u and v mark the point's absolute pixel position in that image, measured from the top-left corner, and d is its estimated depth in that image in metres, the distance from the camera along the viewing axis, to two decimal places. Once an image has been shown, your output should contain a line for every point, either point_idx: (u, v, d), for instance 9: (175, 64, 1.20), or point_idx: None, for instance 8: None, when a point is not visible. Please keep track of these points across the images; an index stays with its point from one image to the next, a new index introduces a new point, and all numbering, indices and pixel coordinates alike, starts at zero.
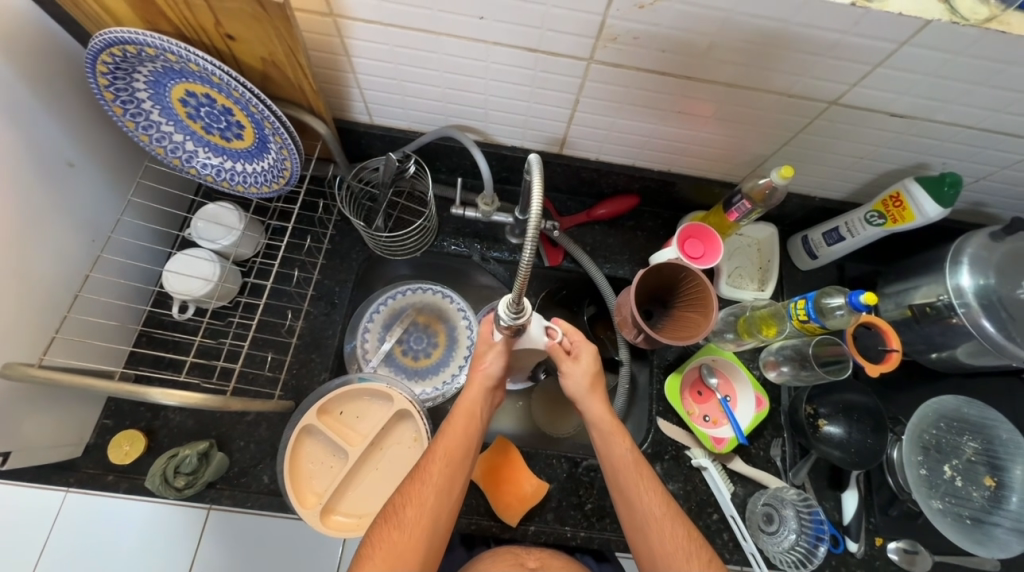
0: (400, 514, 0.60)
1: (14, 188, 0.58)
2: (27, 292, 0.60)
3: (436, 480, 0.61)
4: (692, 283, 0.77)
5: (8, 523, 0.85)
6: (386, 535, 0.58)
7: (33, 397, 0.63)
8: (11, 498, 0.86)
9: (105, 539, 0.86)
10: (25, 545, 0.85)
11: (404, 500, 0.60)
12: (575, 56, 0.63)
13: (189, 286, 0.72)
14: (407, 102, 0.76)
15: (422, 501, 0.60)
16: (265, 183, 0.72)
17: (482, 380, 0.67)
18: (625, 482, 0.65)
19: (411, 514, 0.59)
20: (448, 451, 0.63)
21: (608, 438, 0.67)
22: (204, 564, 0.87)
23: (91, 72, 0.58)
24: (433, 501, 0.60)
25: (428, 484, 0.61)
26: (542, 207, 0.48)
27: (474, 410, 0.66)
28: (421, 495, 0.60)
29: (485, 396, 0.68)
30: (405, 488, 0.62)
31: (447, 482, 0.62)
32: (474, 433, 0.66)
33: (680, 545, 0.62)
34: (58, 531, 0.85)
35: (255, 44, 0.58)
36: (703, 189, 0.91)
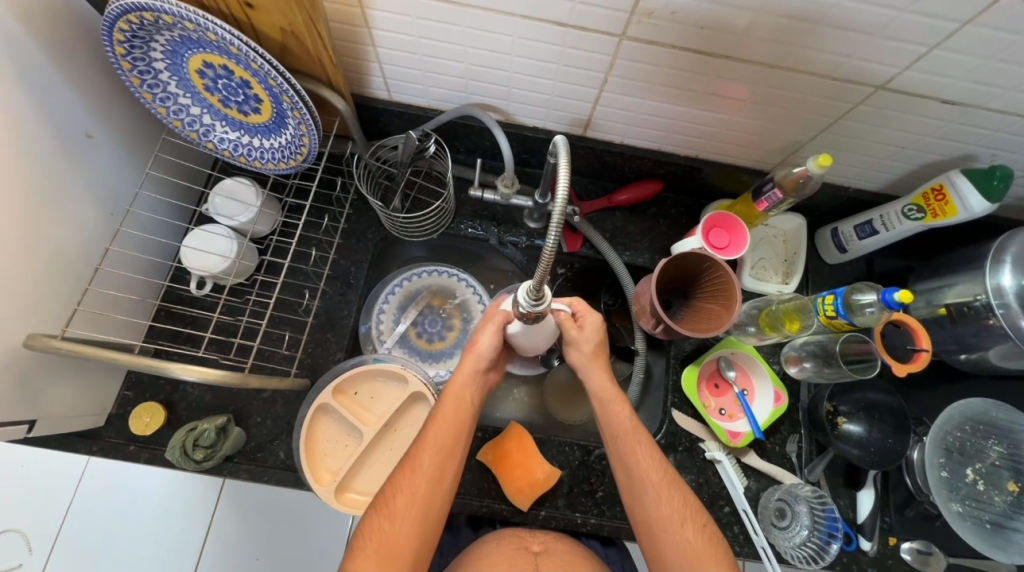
0: (392, 503, 0.60)
1: (34, 158, 0.57)
2: (49, 264, 0.61)
3: (427, 466, 0.61)
4: (712, 274, 0.75)
5: (36, 484, 0.89)
6: (378, 523, 0.59)
7: (57, 367, 0.64)
8: (39, 461, 0.89)
9: (128, 503, 0.89)
10: (53, 505, 0.88)
11: (394, 489, 0.60)
12: (606, 32, 0.60)
13: (207, 262, 0.72)
14: (428, 78, 0.73)
15: (412, 488, 0.60)
16: (282, 160, 0.71)
17: (472, 363, 0.66)
18: (624, 450, 0.64)
19: (402, 501, 0.60)
20: (438, 438, 0.63)
21: (607, 406, 0.66)
22: (221, 532, 0.90)
23: (107, 39, 0.56)
24: (424, 490, 0.60)
25: (420, 472, 0.61)
26: (567, 193, 0.45)
27: (464, 395, 0.65)
28: (412, 483, 0.60)
29: (472, 377, 0.66)
30: (397, 478, 0.61)
31: (438, 469, 0.62)
32: (464, 418, 0.65)
33: (677, 510, 0.61)
34: (84, 494, 0.89)
35: (273, 13, 0.55)
36: (731, 176, 0.87)
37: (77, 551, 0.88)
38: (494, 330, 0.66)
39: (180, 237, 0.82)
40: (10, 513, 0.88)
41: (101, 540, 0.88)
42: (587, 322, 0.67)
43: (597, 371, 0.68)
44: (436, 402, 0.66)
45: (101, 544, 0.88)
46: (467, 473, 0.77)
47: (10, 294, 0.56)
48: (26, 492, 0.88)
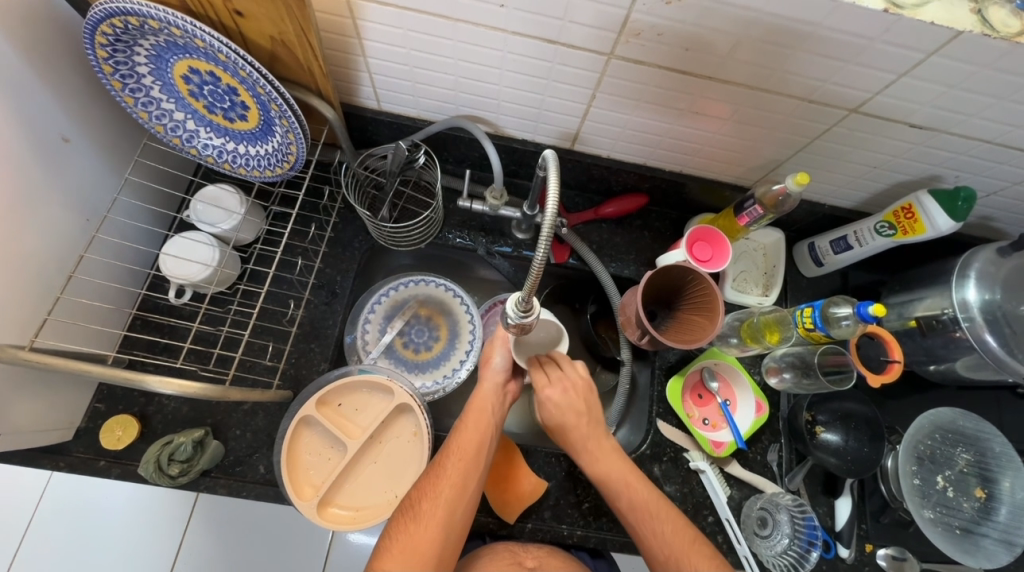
0: (417, 506, 0.60)
1: (4, 160, 0.55)
2: (17, 272, 0.58)
3: (452, 475, 0.62)
4: (698, 286, 0.76)
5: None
6: (404, 527, 0.59)
7: (23, 380, 0.61)
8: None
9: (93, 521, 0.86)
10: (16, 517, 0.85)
11: (419, 495, 0.61)
12: (595, 50, 0.62)
13: (188, 270, 0.70)
14: (418, 89, 0.74)
15: (438, 493, 0.61)
16: (268, 167, 0.70)
17: (496, 377, 0.68)
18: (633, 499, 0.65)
19: (426, 506, 0.60)
20: (463, 447, 0.64)
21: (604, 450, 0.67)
22: (190, 552, 0.86)
23: (89, 42, 0.55)
24: (449, 496, 0.61)
25: (447, 478, 0.62)
26: (557, 206, 0.47)
27: (487, 406, 0.67)
28: (438, 489, 0.61)
29: (494, 393, 0.68)
30: (421, 484, 0.62)
31: (461, 477, 0.62)
32: (488, 429, 0.66)
33: (693, 564, 0.60)
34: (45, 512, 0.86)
35: (264, 22, 0.55)
36: (714, 191, 0.90)
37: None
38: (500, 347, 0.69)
39: (160, 244, 0.80)
40: None
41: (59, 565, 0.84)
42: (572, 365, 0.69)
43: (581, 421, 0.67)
44: (460, 415, 0.68)
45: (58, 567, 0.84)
46: None
47: None
48: None
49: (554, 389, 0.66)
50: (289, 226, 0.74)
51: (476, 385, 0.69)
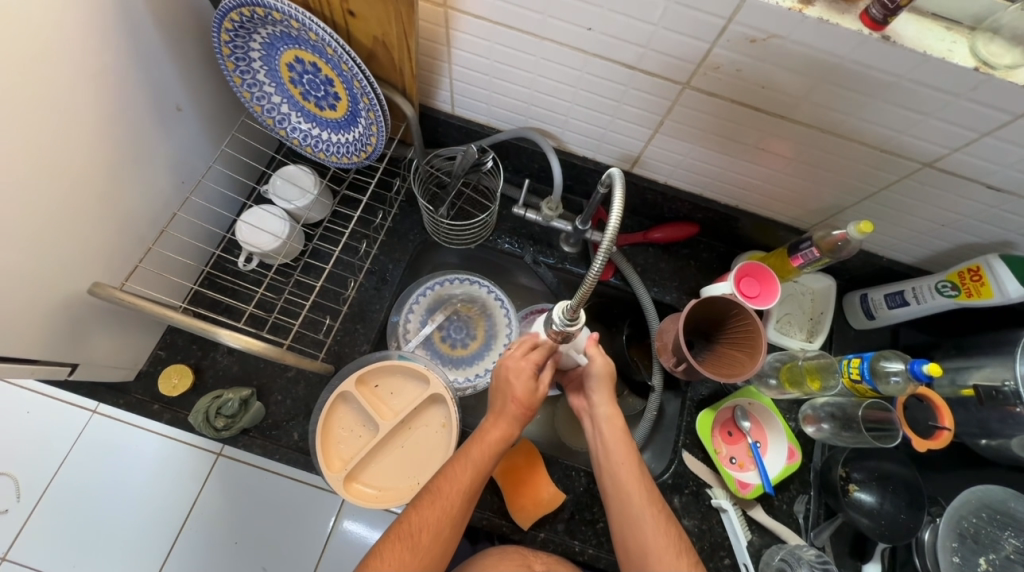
0: (414, 533, 0.60)
1: (128, 122, 0.62)
2: (119, 221, 0.64)
3: (453, 508, 0.61)
4: (739, 320, 0.77)
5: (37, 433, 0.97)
6: (397, 551, 0.59)
7: (105, 319, 0.67)
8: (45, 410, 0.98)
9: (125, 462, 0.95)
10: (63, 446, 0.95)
11: (419, 526, 0.60)
12: (671, 79, 0.64)
13: (259, 240, 0.76)
14: (493, 98, 0.78)
15: (437, 524, 0.60)
16: (346, 155, 0.75)
17: (517, 406, 0.65)
18: (647, 533, 0.61)
19: (423, 532, 0.60)
20: (469, 481, 0.62)
21: (614, 459, 0.65)
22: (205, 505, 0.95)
23: (218, 25, 0.62)
24: (445, 524, 0.60)
25: (447, 510, 0.61)
26: (618, 224, 0.50)
27: (501, 436, 0.65)
28: (438, 519, 0.60)
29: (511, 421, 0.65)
30: (420, 508, 0.61)
31: (461, 510, 0.62)
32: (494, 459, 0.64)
33: None
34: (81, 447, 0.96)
35: (372, 23, 0.60)
36: (767, 230, 0.90)
37: (61, 503, 0.94)
38: (528, 370, 0.66)
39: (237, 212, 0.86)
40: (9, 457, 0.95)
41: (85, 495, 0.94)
42: (597, 354, 0.68)
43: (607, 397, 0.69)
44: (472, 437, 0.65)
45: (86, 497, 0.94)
46: None
47: (82, 242, 0.60)
48: (28, 441, 0.96)
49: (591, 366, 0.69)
50: (357, 213, 0.79)
51: (493, 412, 0.66)
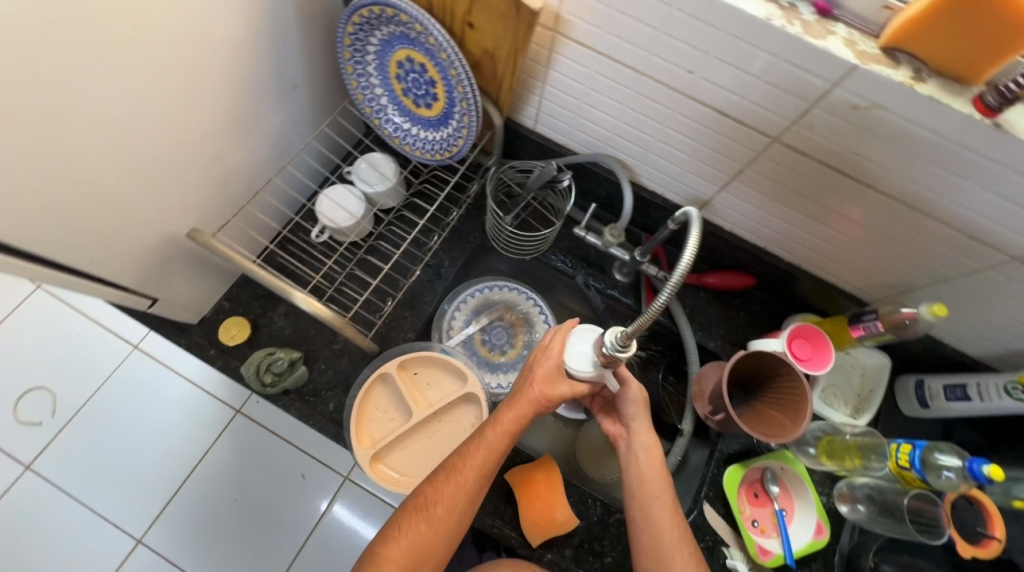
0: (431, 508, 0.62)
1: (248, 89, 0.68)
2: (217, 174, 0.70)
3: (466, 485, 0.63)
4: (786, 383, 0.76)
5: (93, 362, 1.40)
6: (415, 523, 0.62)
7: (185, 261, 0.72)
8: (109, 351, 1.42)
9: (154, 400, 1.38)
10: (109, 372, 1.39)
11: (434, 498, 0.62)
12: (760, 131, 0.65)
13: (335, 215, 0.81)
14: (577, 121, 0.81)
15: (451, 502, 0.62)
16: (430, 152, 0.79)
17: (538, 393, 0.66)
18: (670, 556, 0.63)
19: (439, 508, 0.62)
20: (484, 461, 0.64)
21: (649, 490, 0.67)
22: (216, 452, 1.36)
23: (348, 18, 0.67)
24: (461, 504, 0.62)
25: (461, 487, 0.63)
26: (687, 265, 0.54)
27: (518, 424, 0.66)
28: (453, 495, 0.62)
29: (530, 410, 0.66)
30: (436, 483, 0.63)
31: (475, 490, 0.63)
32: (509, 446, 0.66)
33: None
34: (117, 375, 1.40)
35: (487, 36, 0.63)
36: (827, 295, 0.88)
37: (100, 416, 1.36)
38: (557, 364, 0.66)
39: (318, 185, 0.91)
40: (80, 379, 1.39)
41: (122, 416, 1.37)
42: (632, 380, 0.69)
43: (644, 423, 0.70)
44: (488, 423, 0.66)
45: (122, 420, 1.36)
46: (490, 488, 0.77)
47: (180, 187, 0.65)
48: (88, 369, 1.40)
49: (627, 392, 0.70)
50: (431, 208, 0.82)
51: (512, 395, 0.67)
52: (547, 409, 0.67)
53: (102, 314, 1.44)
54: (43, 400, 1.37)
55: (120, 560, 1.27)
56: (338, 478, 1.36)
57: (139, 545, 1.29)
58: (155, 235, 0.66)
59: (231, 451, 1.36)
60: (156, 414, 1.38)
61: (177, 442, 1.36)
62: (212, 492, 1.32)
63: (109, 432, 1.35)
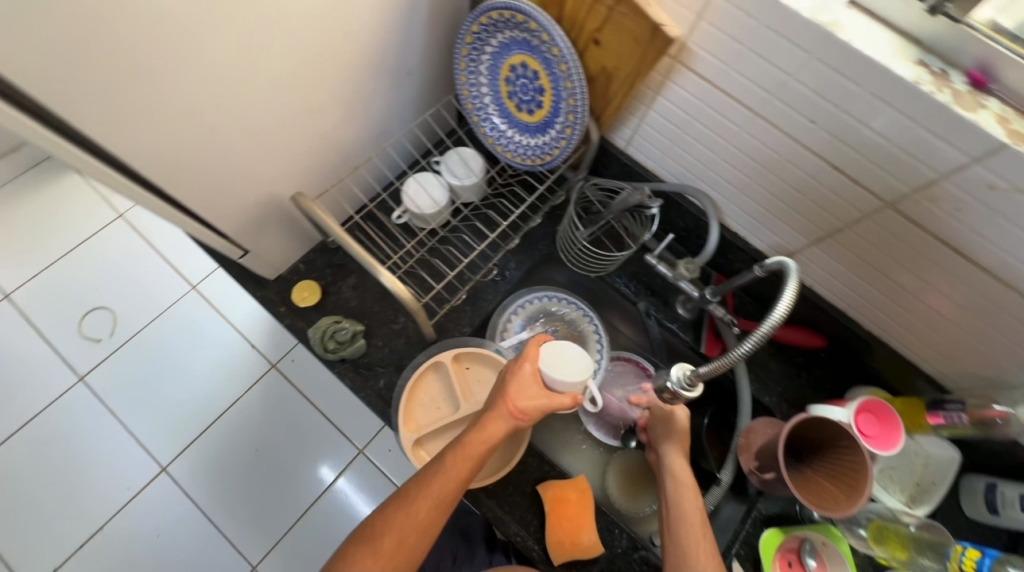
0: (377, 541, 0.56)
1: (370, 69, 0.71)
2: (323, 144, 0.74)
3: (420, 515, 0.57)
4: (846, 458, 0.71)
5: (156, 292, 1.50)
6: (359, 556, 0.56)
7: (279, 220, 0.76)
8: (172, 286, 1.51)
9: (202, 338, 1.47)
10: (167, 303, 1.49)
11: (385, 528, 0.57)
12: (873, 193, 0.62)
13: (418, 200, 0.83)
14: (672, 150, 0.80)
15: (399, 536, 0.56)
16: (522, 156, 0.80)
17: (508, 411, 0.61)
18: None
19: (387, 541, 0.56)
20: (441, 490, 0.58)
21: (681, 512, 0.67)
22: (248, 399, 1.43)
23: (475, 17, 0.69)
24: (411, 539, 0.56)
25: (416, 518, 0.57)
26: (783, 315, 0.54)
27: (481, 450, 0.60)
28: (402, 528, 0.57)
29: (499, 433, 0.61)
30: (387, 514, 0.58)
31: (431, 520, 0.58)
32: (468, 477, 0.59)
33: None
34: (175, 308, 1.49)
35: (610, 55, 0.63)
36: (902, 373, 0.83)
37: (153, 344, 1.46)
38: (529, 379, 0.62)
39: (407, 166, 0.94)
40: (141, 306, 1.49)
41: (172, 347, 1.46)
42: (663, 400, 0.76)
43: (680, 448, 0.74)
44: (448, 448, 0.61)
45: (172, 351, 1.45)
46: (519, 496, 0.78)
47: (292, 151, 0.70)
48: (150, 299, 1.49)
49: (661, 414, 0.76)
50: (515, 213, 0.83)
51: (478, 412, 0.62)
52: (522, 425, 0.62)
53: (172, 252, 1.54)
54: (105, 319, 1.47)
55: (143, 483, 1.34)
56: (353, 450, 1.40)
57: (163, 473, 1.35)
58: (260, 191, 0.70)
59: (260, 402, 1.42)
60: (202, 355, 1.45)
61: (215, 384, 1.43)
62: (238, 436, 1.39)
63: (158, 360, 1.44)
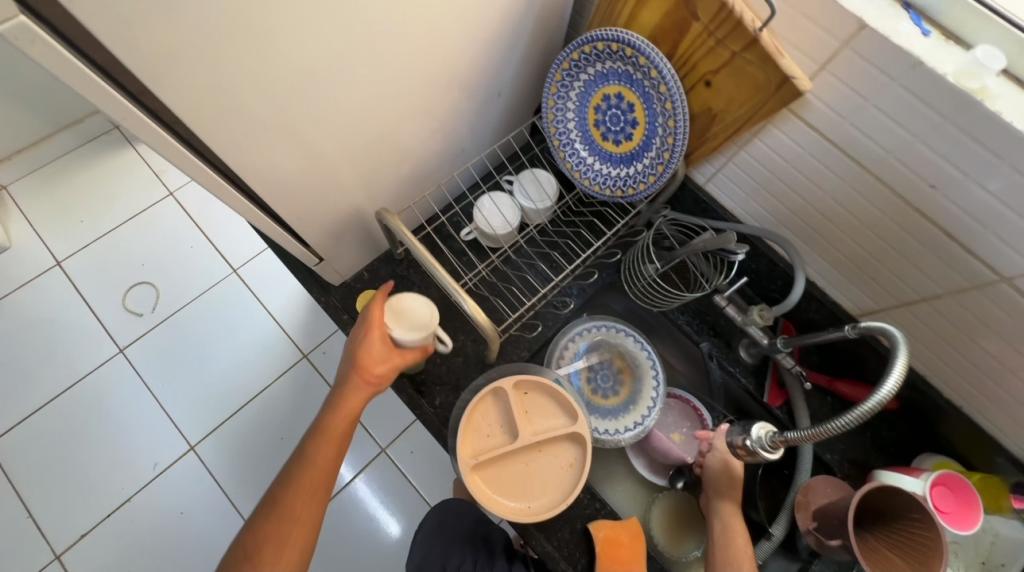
0: (261, 550, 0.59)
1: (466, 89, 0.71)
2: (409, 158, 0.74)
3: (296, 500, 0.61)
4: (915, 532, 0.67)
5: (199, 272, 1.52)
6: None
7: (355, 229, 0.77)
8: (215, 268, 1.53)
9: (239, 322, 1.49)
10: (207, 284, 1.51)
11: (260, 543, 0.59)
12: (988, 265, 0.59)
13: (492, 218, 0.82)
14: (757, 192, 0.77)
15: (281, 531, 0.60)
16: (600, 184, 0.78)
17: (363, 381, 0.65)
18: None
19: (269, 547, 0.59)
20: (317, 474, 0.63)
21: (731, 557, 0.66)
22: (278, 388, 1.43)
23: (577, 45, 0.68)
24: (295, 529, 0.60)
25: (290, 509, 0.61)
26: (892, 389, 0.51)
27: (344, 422, 0.65)
28: (283, 523, 0.60)
29: (360, 401, 0.66)
30: (264, 522, 0.60)
31: (305, 504, 0.61)
32: (334, 448, 0.65)
33: None
34: (216, 290, 1.51)
35: (721, 98, 0.61)
36: (976, 445, 0.79)
37: (192, 324, 1.48)
38: (376, 344, 0.65)
39: (478, 177, 0.95)
40: (183, 285, 1.51)
41: (212, 328, 1.48)
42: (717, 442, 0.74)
43: (732, 495, 0.72)
44: (309, 435, 0.65)
45: (211, 333, 1.47)
46: (569, 532, 0.77)
47: (382, 165, 0.70)
48: (194, 278, 1.52)
49: (713, 458, 0.73)
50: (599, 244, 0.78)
51: (336, 392, 0.66)
52: (379, 388, 0.67)
53: (217, 234, 1.56)
54: (148, 295, 1.49)
55: (171, 460, 1.36)
56: (374, 448, 1.33)
57: (191, 451, 1.37)
58: (345, 202, 0.70)
59: (290, 392, 1.43)
60: (239, 339, 1.47)
61: (250, 370, 1.45)
62: (267, 423, 1.40)
63: (196, 340, 1.46)
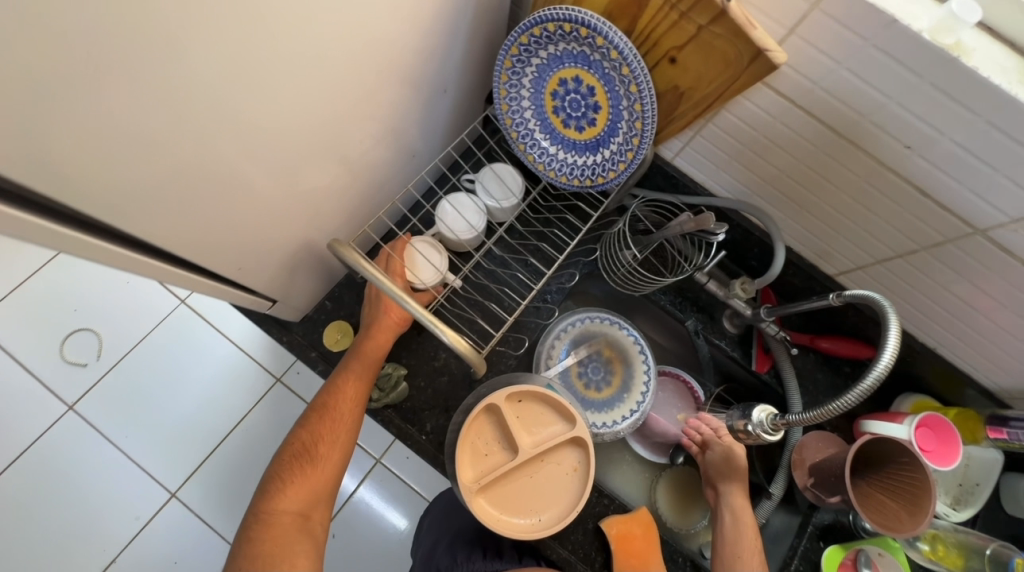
0: (313, 451, 0.65)
1: (408, 92, 0.64)
2: (356, 177, 0.66)
3: (342, 413, 0.68)
4: (905, 473, 0.69)
5: (141, 310, 1.38)
6: (300, 471, 0.63)
7: (308, 261, 0.70)
8: (158, 302, 1.39)
9: (198, 356, 1.37)
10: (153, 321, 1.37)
11: (316, 438, 0.66)
12: (964, 219, 0.58)
13: (455, 224, 0.77)
14: (727, 163, 0.74)
15: (329, 435, 0.66)
16: (565, 174, 0.72)
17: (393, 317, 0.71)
18: None
19: (323, 449, 0.65)
20: (355, 391, 0.69)
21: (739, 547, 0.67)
22: (254, 418, 1.34)
23: (525, 28, 0.61)
24: (342, 435, 0.67)
25: (331, 422, 0.67)
26: (888, 360, 0.51)
27: (378, 349, 0.71)
28: (331, 430, 0.67)
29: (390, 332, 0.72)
30: (314, 429, 0.66)
31: (343, 419, 0.67)
32: (368, 371, 0.71)
33: None
34: (164, 326, 1.38)
35: (689, 75, 0.57)
36: (952, 381, 0.83)
37: (145, 366, 1.35)
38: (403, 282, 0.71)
39: (433, 179, 0.88)
40: (126, 327, 1.37)
41: (169, 367, 1.35)
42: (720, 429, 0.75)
43: (738, 483, 0.73)
44: (346, 360, 0.71)
45: (168, 372, 1.35)
46: (580, 534, 0.78)
47: (327, 191, 0.62)
48: (137, 317, 1.38)
49: (716, 445, 0.74)
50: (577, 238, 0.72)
51: (370, 324, 0.71)
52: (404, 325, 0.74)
53: None
54: (88, 343, 1.34)
55: (151, 512, 1.26)
56: (369, 460, 1.27)
57: (173, 499, 1.27)
58: (291, 237, 0.62)
59: (268, 420, 1.34)
60: (201, 375, 1.36)
61: (218, 405, 1.34)
62: (251, 455, 1.32)
63: (153, 383, 1.34)
